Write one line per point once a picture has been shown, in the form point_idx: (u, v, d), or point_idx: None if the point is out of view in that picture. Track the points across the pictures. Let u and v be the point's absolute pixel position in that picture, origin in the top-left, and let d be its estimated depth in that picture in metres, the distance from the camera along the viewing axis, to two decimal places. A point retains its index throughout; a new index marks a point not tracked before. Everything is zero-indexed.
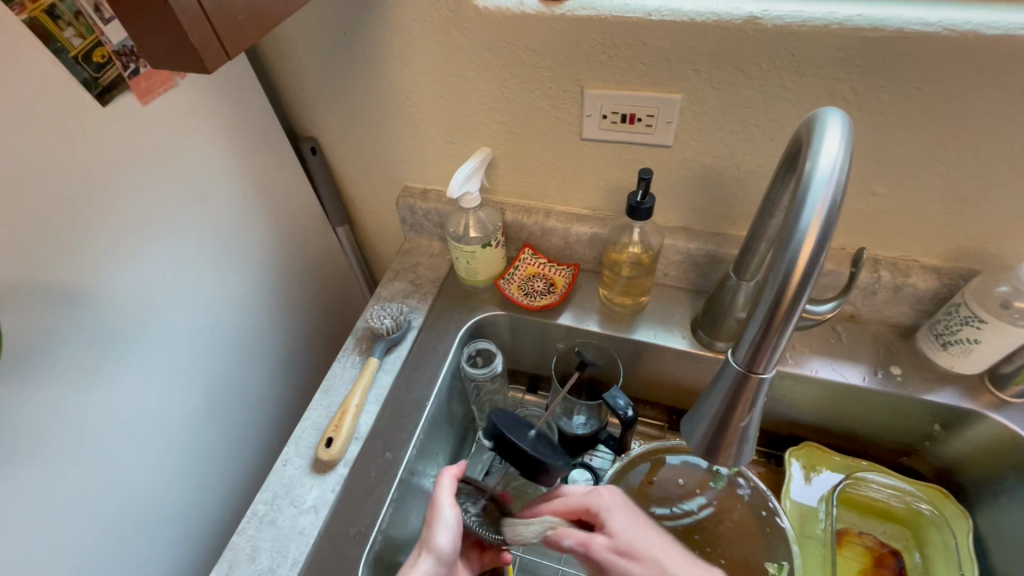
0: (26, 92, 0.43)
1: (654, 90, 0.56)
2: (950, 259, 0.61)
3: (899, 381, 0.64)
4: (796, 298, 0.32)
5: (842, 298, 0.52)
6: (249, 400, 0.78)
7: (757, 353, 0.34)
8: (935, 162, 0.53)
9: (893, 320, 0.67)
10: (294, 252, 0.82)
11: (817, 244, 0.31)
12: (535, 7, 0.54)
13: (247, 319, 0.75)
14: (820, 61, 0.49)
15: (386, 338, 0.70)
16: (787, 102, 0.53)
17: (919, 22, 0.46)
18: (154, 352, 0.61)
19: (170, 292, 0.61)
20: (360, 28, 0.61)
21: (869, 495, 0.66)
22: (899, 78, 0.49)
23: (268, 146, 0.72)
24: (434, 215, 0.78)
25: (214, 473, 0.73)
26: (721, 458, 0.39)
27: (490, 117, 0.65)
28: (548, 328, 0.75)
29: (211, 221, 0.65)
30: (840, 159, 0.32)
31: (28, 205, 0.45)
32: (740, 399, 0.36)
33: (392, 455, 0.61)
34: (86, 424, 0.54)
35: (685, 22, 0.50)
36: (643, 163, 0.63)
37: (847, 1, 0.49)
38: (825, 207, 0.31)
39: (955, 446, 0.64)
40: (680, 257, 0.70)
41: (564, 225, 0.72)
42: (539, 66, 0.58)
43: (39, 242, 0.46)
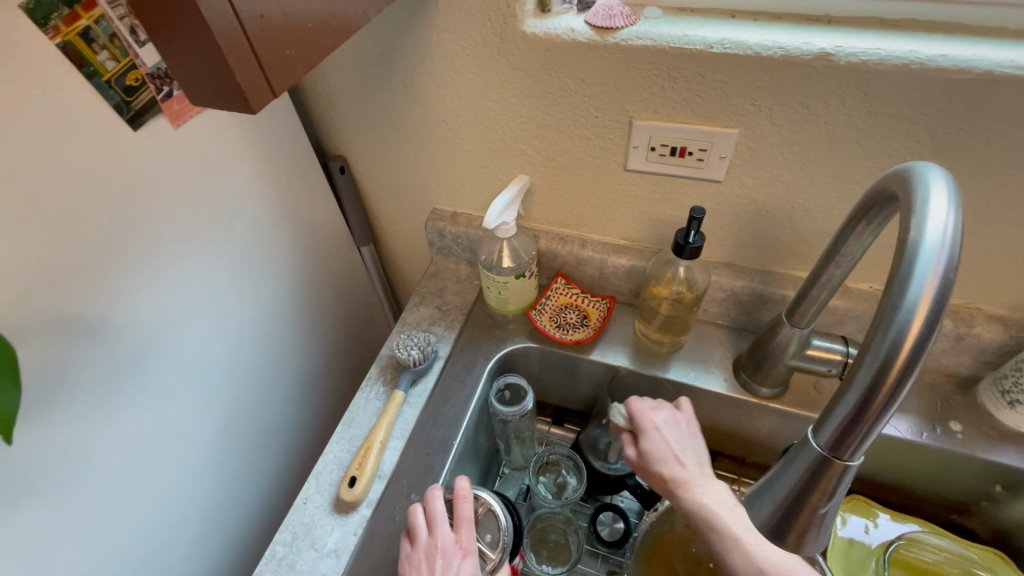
0: (57, 117, 0.41)
1: (709, 123, 0.53)
2: (1019, 310, 0.57)
3: (959, 438, 0.59)
4: (899, 381, 0.28)
5: None
6: (269, 424, 0.76)
7: (845, 437, 0.30)
8: (1013, 210, 0.50)
9: (951, 370, 0.63)
10: (319, 273, 0.80)
11: (927, 325, 0.27)
12: (586, 34, 0.51)
13: (270, 342, 0.73)
14: (895, 101, 0.46)
15: (412, 370, 0.67)
16: (854, 142, 0.49)
17: (1011, 63, 0.42)
18: (172, 380, 0.58)
19: (190, 318, 0.59)
20: (399, 49, 0.59)
21: (924, 558, 0.61)
22: (982, 122, 0.45)
23: (297, 165, 0.70)
24: (463, 240, 0.76)
25: (231, 501, 0.71)
26: (790, 544, 0.35)
27: (529, 144, 0.62)
28: (580, 362, 0.71)
29: (237, 244, 0.63)
30: (950, 226, 0.29)
31: (53, 234, 0.43)
32: (819, 484, 0.32)
33: (418, 497, 0.58)
34: (100, 458, 0.52)
35: (749, 55, 0.47)
36: (689, 197, 0.60)
37: (927, 38, 0.45)
38: (936, 283, 0.27)
39: (1018, 510, 0.60)
40: (723, 294, 0.66)
41: (601, 256, 0.69)
42: (586, 95, 0.55)
43: (62, 272, 0.44)
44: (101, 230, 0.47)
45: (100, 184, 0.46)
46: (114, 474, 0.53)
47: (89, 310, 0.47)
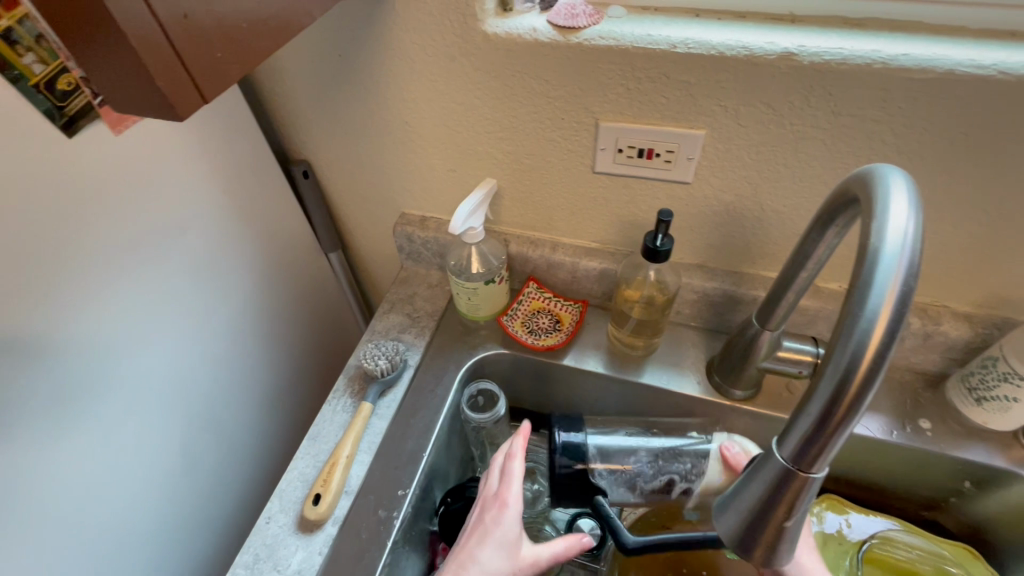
0: None
1: (675, 124, 0.52)
2: (984, 307, 0.57)
3: (928, 436, 0.60)
4: (861, 392, 0.27)
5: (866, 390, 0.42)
6: (234, 439, 0.73)
7: (808, 450, 0.29)
8: (977, 209, 0.50)
9: (920, 367, 0.63)
10: (285, 281, 0.77)
11: (887, 333, 0.26)
12: (549, 34, 0.50)
13: (232, 354, 0.70)
14: (858, 101, 0.45)
15: (380, 381, 0.65)
16: (820, 142, 0.49)
17: (971, 63, 0.42)
18: (124, 399, 0.55)
19: (142, 334, 0.56)
20: (358, 49, 0.57)
21: (896, 556, 0.61)
22: (943, 122, 0.45)
23: (256, 169, 0.67)
24: (433, 245, 0.74)
25: (194, 521, 0.68)
26: (757, 556, 0.34)
27: (496, 146, 0.61)
28: (553, 368, 0.70)
29: (192, 253, 0.60)
30: (911, 230, 0.28)
31: None
32: (784, 496, 0.31)
33: (386, 513, 0.56)
34: (46, 485, 0.49)
35: (713, 55, 0.46)
36: (658, 199, 0.59)
37: (890, 38, 0.45)
38: (896, 290, 0.27)
39: (985, 504, 0.60)
40: (695, 296, 0.66)
41: (572, 259, 0.68)
42: (551, 96, 0.54)
43: None
44: (36, 244, 0.44)
45: (32, 194, 0.43)
46: (62, 502, 0.50)
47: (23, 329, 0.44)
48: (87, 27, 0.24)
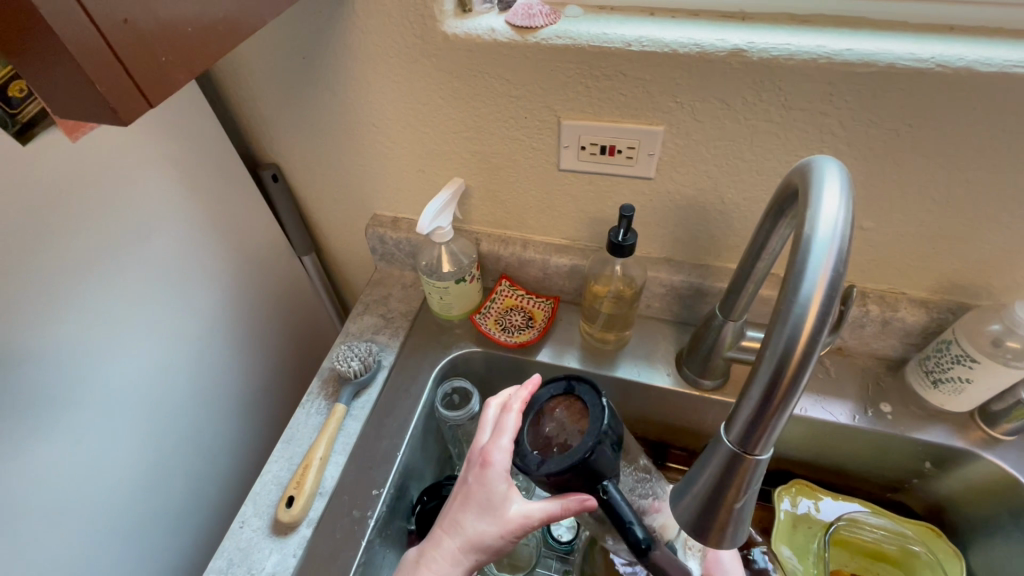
0: None
1: (634, 121, 0.53)
2: (939, 292, 0.59)
3: (889, 419, 0.61)
4: (796, 376, 0.28)
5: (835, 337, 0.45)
6: (211, 445, 0.72)
7: (752, 434, 0.31)
8: (925, 198, 0.51)
9: (882, 353, 0.65)
10: (258, 286, 0.77)
11: (819, 319, 0.28)
12: (507, 34, 0.51)
13: (205, 360, 0.69)
14: (807, 95, 0.47)
15: (353, 382, 0.65)
16: (773, 136, 0.50)
17: (911, 56, 0.43)
18: (95, 408, 0.55)
19: (110, 342, 0.56)
20: (320, 52, 0.57)
21: (862, 537, 0.63)
22: (888, 114, 0.46)
23: (223, 174, 0.67)
24: (405, 245, 0.74)
25: (171, 531, 0.67)
26: (712, 538, 0.36)
27: (462, 146, 0.61)
28: (527, 364, 0.71)
29: (159, 259, 0.60)
30: (841, 219, 0.29)
31: None
32: (733, 480, 0.32)
33: (360, 512, 0.56)
34: (15, 498, 0.48)
35: (667, 53, 0.47)
36: (623, 194, 0.60)
37: (835, 34, 0.46)
38: (826, 276, 0.28)
39: (946, 483, 0.62)
40: (663, 289, 0.67)
41: (543, 256, 0.69)
42: (513, 95, 0.54)
43: None
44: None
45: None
46: (33, 514, 0.50)
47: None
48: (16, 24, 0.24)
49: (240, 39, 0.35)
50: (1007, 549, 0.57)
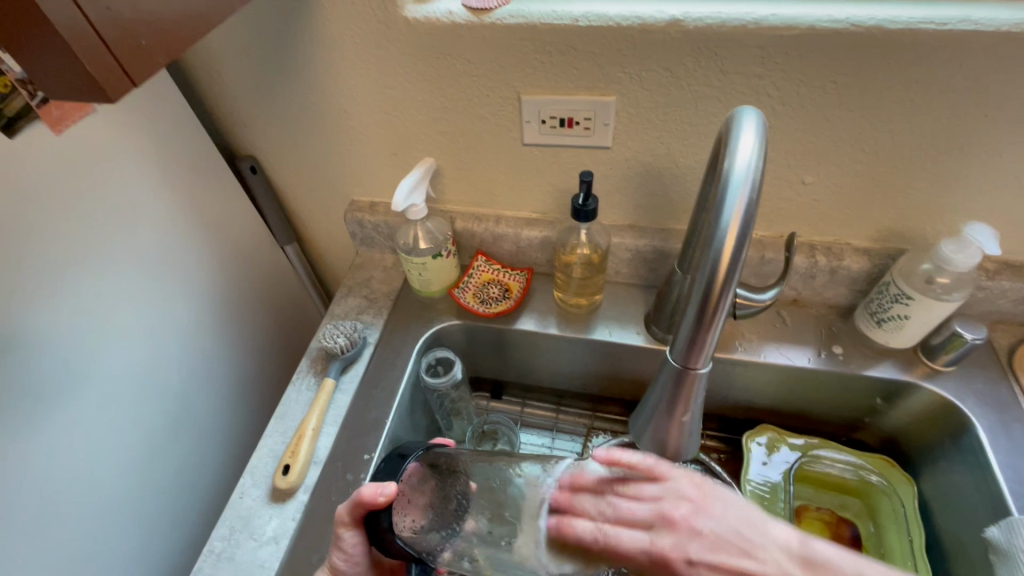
0: None
1: (590, 93, 0.57)
2: (879, 240, 0.64)
3: (841, 359, 0.67)
4: (723, 294, 0.33)
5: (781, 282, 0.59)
6: (201, 429, 0.74)
7: (691, 351, 0.36)
8: (856, 150, 0.56)
9: (833, 301, 0.70)
10: (241, 274, 0.79)
11: (738, 241, 0.32)
12: (465, 16, 0.54)
13: (196, 348, 0.72)
14: (743, 60, 0.51)
15: (341, 358, 0.69)
16: (715, 100, 0.55)
17: (829, 19, 0.48)
18: (90, 395, 0.57)
19: (103, 329, 0.58)
20: (290, 41, 0.60)
21: (824, 471, 0.68)
22: (813, 73, 0.51)
23: (203, 167, 0.69)
24: (384, 228, 0.77)
25: (169, 511, 0.69)
26: (672, 442, 0.43)
27: (432, 127, 0.65)
28: (505, 332, 0.75)
29: (143, 250, 0.62)
30: (755, 156, 0.33)
31: None
32: (681, 395, 0.38)
33: (353, 476, 0.60)
34: (13, 483, 0.50)
35: (612, 26, 0.51)
36: (584, 164, 0.64)
37: (762, 2, 0.51)
38: (742, 206, 0.32)
39: (897, 416, 0.68)
40: (629, 254, 0.71)
41: (515, 229, 0.72)
42: (474, 75, 0.58)
43: None
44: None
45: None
46: (30, 502, 0.52)
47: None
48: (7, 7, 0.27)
49: (182, 45, 0.37)
50: (955, 474, 0.62)
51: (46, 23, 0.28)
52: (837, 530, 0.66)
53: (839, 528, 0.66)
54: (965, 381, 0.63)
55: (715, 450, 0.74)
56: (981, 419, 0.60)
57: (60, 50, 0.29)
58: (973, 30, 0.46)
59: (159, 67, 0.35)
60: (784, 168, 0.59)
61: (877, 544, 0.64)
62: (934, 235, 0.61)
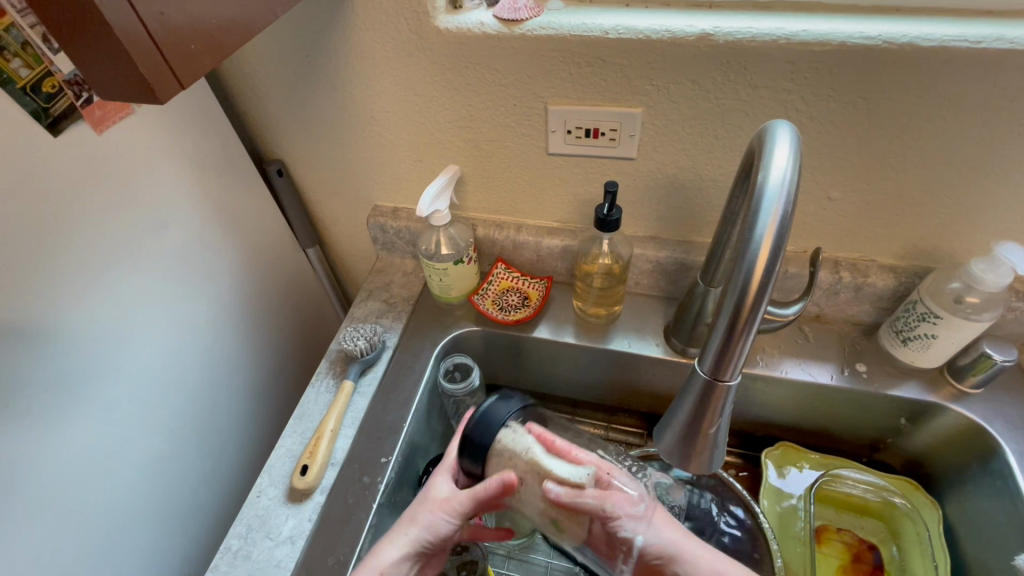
0: None
1: (616, 105, 0.57)
2: (904, 258, 0.63)
3: (865, 378, 0.66)
4: (755, 305, 0.33)
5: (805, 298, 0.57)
6: (221, 427, 0.75)
7: (720, 363, 0.36)
8: (884, 166, 0.56)
9: (857, 319, 0.69)
10: (265, 275, 0.81)
11: (772, 253, 0.32)
12: (496, 27, 0.55)
13: (218, 348, 0.73)
14: (772, 74, 0.51)
15: (360, 360, 0.69)
16: (742, 113, 0.55)
17: (861, 35, 0.48)
18: (114, 391, 0.58)
19: (130, 325, 0.59)
20: (323, 49, 0.61)
21: (845, 491, 0.67)
22: (844, 89, 0.51)
23: (233, 170, 0.71)
24: (405, 233, 0.78)
25: (185, 508, 0.70)
26: (693, 465, 0.42)
27: (457, 135, 0.66)
28: (522, 340, 0.75)
29: (174, 249, 0.64)
30: (789, 169, 0.33)
31: None
32: (709, 407, 0.38)
33: (370, 479, 0.60)
34: (37, 475, 0.51)
35: (641, 39, 0.52)
36: (609, 175, 0.64)
37: (792, 19, 0.51)
38: (776, 218, 0.32)
39: (922, 438, 0.66)
40: (651, 266, 0.71)
41: (536, 238, 0.73)
42: (502, 84, 0.59)
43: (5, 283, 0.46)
44: (11, 235, 0.46)
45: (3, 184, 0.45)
46: (53, 494, 0.52)
47: (1, 317, 0.46)
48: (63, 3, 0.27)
49: (227, 50, 0.38)
50: (982, 499, 0.60)
51: (103, 22, 0.28)
52: (858, 552, 0.65)
53: (860, 550, 0.65)
54: (994, 404, 0.62)
55: (732, 466, 0.73)
56: (1010, 443, 0.59)
57: (116, 52, 0.30)
58: (1008, 48, 0.45)
59: (205, 70, 0.36)
60: (811, 184, 0.59)
61: (900, 569, 0.63)
62: (962, 253, 0.61)
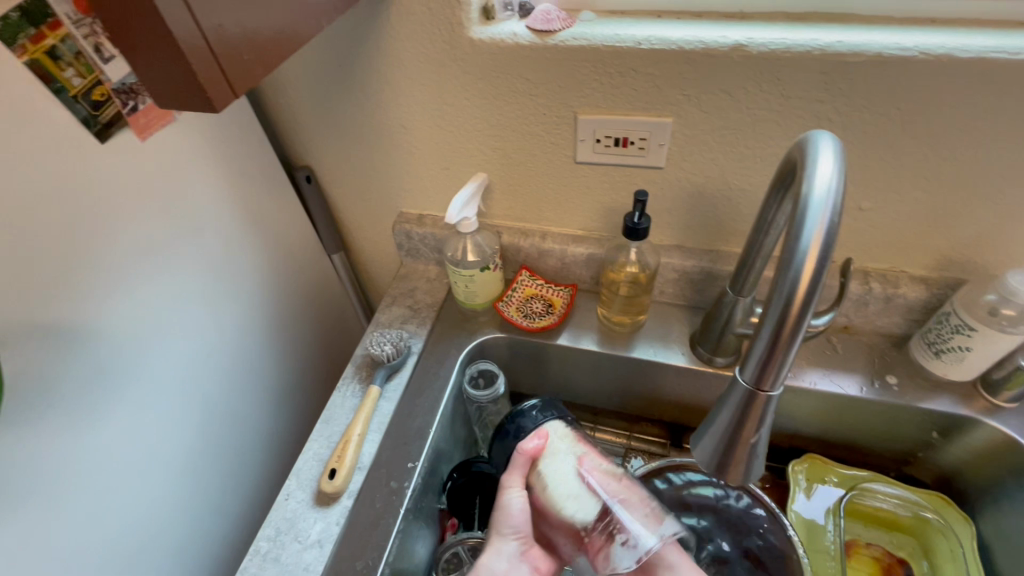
0: (43, 134, 0.45)
1: (647, 114, 0.58)
2: (936, 269, 0.63)
3: (895, 390, 0.65)
4: (800, 315, 0.33)
5: (835, 309, 0.54)
6: (246, 429, 0.76)
7: (763, 372, 0.36)
8: (918, 176, 0.55)
9: (886, 330, 0.68)
10: (292, 280, 0.82)
11: (818, 263, 0.32)
12: (529, 38, 0.56)
13: (246, 351, 0.74)
14: (805, 85, 0.51)
15: (386, 365, 0.70)
16: (774, 123, 0.55)
17: (897, 46, 0.48)
18: (146, 392, 0.59)
19: (165, 328, 0.60)
20: (357, 59, 0.62)
21: (875, 505, 0.66)
22: (879, 99, 0.51)
23: (265, 176, 0.72)
24: (430, 240, 0.79)
25: (211, 509, 0.70)
26: (731, 475, 0.42)
27: (486, 143, 0.66)
28: (546, 348, 0.75)
29: (208, 253, 0.65)
30: (834, 180, 0.33)
31: (38, 249, 0.46)
32: (749, 416, 0.38)
33: (397, 484, 0.60)
34: (72, 474, 0.52)
35: (674, 50, 0.52)
36: (636, 184, 0.64)
37: (825, 30, 0.51)
38: (823, 229, 0.32)
39: (954, 452, 0.65)
40: (676, 275, 0.71)
41: (561, 246, 0.73)
42: (533, 94, 0.60)
43: (47, 285, 0.47)
44: (57, 238, 0.47)
45: (52, 189, 0.46)
46: (88, 493, 0.53)
47: (43, 318, 0.47)
48: (128, 9, 0.28)
49: (275, 59, 0.39)
50: (1019, 516, 0.59)
51: (166, 32, 0.30)
52: (888, 566, 0.64)
53: (890, 564, 0.64)
54: None
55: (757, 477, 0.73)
56: None
57: (177, 60, 0.31)
58: None
59: (257, 81, 0.37)
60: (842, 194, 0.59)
61: None
62: (997, 265, 0.60)
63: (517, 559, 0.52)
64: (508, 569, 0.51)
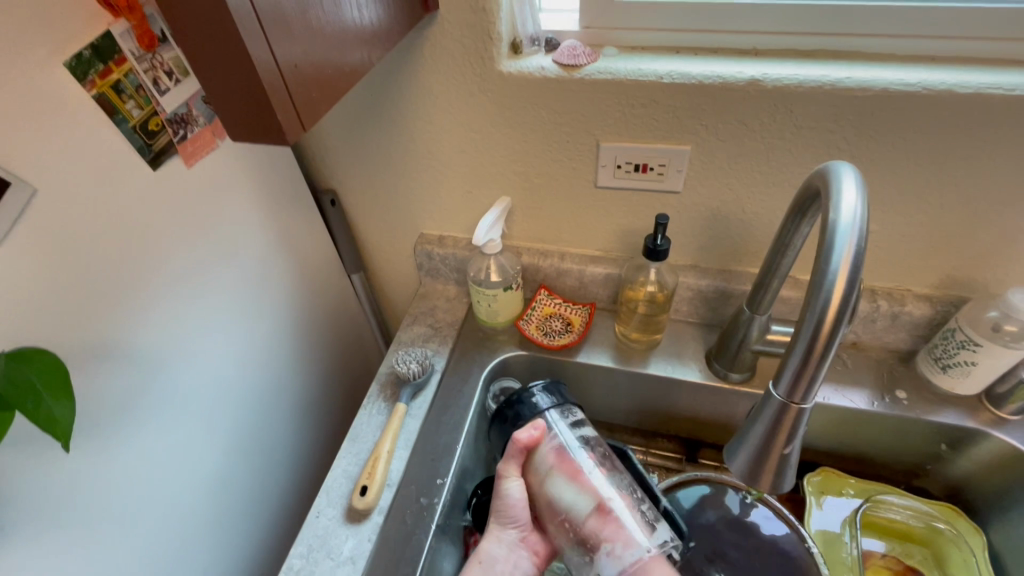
0: (102, 163, 0.47)
1: (667, 143, 0.61)
2: (940, 287, 0.66)
3: (905, 404, 0.67)
4: (833, 331, 0.36)
5: None
6: (270, 448, 0.77)
7: (797, 385, 0.38)
8: (922, 201, 0.59)
9: (894, 346, 0.71)
10: (315, 299, 0.83)
11: (848, 284, 0.35)
12: (556, 71, 0.59)
13: (272, 370, 0.76)
14: (817, 116, 0.55)
15: (411, 384, 0.71)
16: (787, 151, 0.58)
17: (901, 82, 0.52)
18: (182, 411, 0.60)
19: (202, 347, 0.62)
20: (389, 88, 0.65)
21: (889, 517, 0.68)
22: (886, 130, 0.54)
23: (294, 200, 0.74)
24: (451, 260, 0.81)
25: (235, 529, 0.71)
26: (763, 483, 0.44)
27: (510, 168, 0.69)
28: (566, 365, 0.76)
29: (242, 274, 0.67)
30: (858, 207, 0.36)
31: (92, 273, 0.48)
32: (783, 426, 0.40)
33: (427, 500, 0.61)
34: (111, 492, 0.53)
35: (693, 83, 0.56)
36: (655, 207, 0.67)
37: (834, 66, 0.55)
38: (851, 252, 0.35)
39: (962, 464, 0.68)
40: (691, 293, 0.74)
41: (579, 266, 0.76)
42: (558, 122, 0.63)
43: (99, 306, 0.49)
44: (109, 261, 0.49)
45: (107, 214, 0.48)
46: (125, 512, 0.54)
47: (94, 339, 0.49)
48: (217, 44, 0.31)
49: (334, 94, 0.41)
50: None
51: (251, 70, 0.32)
52: None
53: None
54: None
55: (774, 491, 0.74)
56: None
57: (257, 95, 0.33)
58: None
59: (321, 114, 0.40)
60: None
61: None
62: (997, 284, 0.63)
63: (516, 546, 0.58)
64: (508, 554, 0.57)
